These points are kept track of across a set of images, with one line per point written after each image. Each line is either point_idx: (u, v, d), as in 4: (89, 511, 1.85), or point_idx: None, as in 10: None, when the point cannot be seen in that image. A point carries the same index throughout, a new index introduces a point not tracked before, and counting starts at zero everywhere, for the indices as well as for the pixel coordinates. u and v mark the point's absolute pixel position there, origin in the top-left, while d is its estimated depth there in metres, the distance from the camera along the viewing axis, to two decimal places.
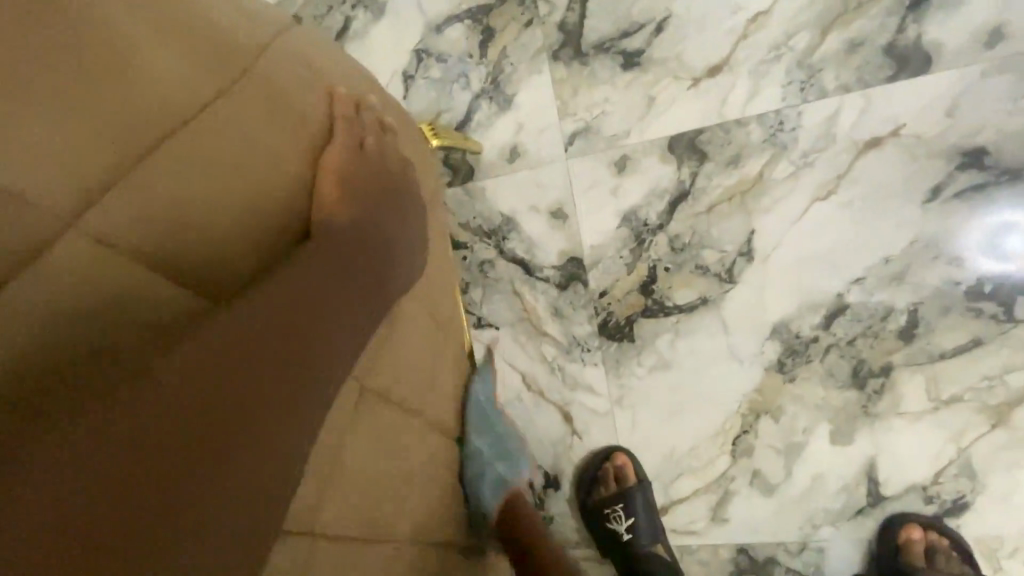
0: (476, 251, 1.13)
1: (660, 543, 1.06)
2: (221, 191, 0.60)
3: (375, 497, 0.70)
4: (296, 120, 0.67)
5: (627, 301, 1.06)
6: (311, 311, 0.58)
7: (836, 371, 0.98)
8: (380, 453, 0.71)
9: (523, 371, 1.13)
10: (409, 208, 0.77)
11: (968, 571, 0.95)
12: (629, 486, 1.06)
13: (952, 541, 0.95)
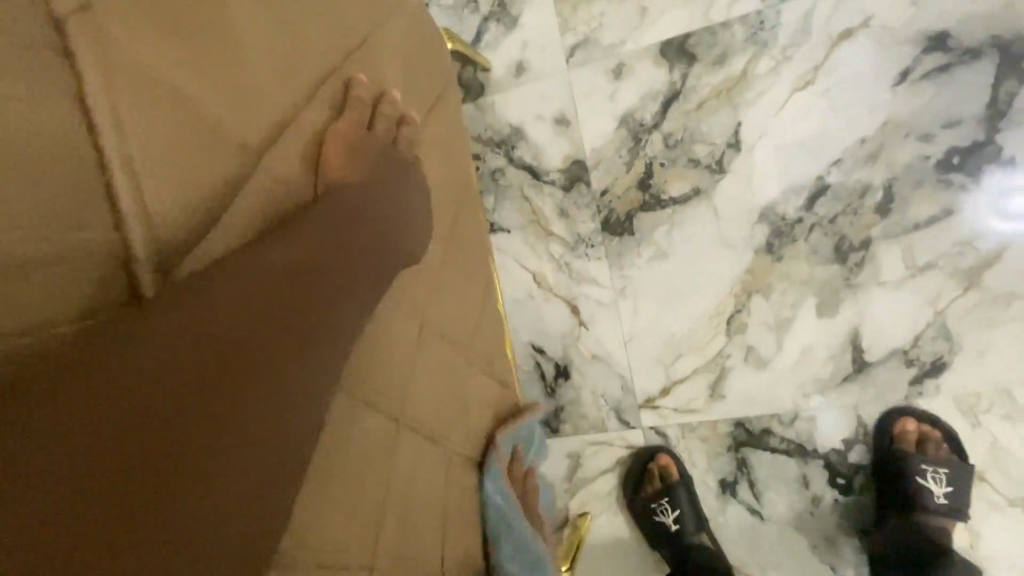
0: (488, 161, 1.24)
1: (704, 533, 1.17)
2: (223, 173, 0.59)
3: None
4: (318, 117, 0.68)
5: (626, 197, 1.17)
6: (355, 265, 0.62)
7: (820, 248, 1.07)
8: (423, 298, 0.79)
9: (533, 270, 1.24)
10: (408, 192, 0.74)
11: (955, 459, 1.04)
12: (673, 481, 1.18)
13: (942, 432, 1.04)
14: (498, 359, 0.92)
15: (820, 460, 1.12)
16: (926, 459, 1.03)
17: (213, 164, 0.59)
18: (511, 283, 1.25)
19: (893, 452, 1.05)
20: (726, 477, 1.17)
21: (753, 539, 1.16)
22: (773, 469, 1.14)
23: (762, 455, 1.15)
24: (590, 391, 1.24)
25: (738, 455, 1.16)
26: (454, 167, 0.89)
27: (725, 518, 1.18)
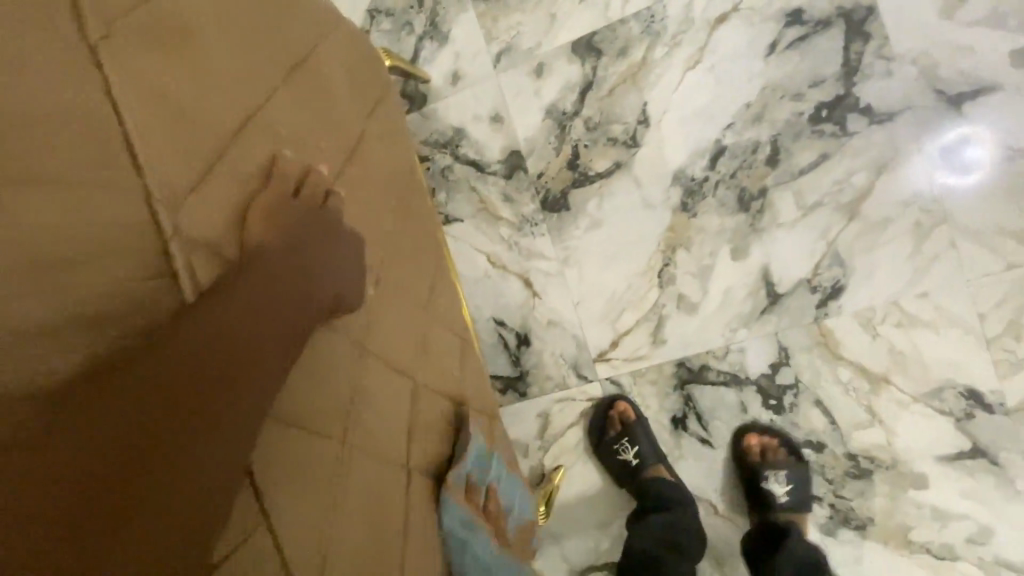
0: (437, 160, 1.40)
1: (661, 464, 1.30)
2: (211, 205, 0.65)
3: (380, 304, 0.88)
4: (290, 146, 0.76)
5: (559, 177, 1.33)
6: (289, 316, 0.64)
7: (726, 201, 1.24)
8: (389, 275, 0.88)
9: (488, 252, 1.39)
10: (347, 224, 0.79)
11: (792, 460, 1.25)
12: (630, 422, 1.31)
13: (778, 438, 1.25)
14: (456, 321, 1.06)
15: (753, 385, 1.27)
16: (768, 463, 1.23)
17: (205, 198, 0.64)
18: (469, 266, 1.40)
19: (743, 460, 1.26)
20: (677, 414, 1.32)
21: (707, 464, 1.31)
22: (714, 400, 1.29)
23: (704, 389, 1.30)
24: (550, 353, 1.38)
25: (684, 392, 1.31)
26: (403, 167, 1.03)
27: (681, 450, 1.32)
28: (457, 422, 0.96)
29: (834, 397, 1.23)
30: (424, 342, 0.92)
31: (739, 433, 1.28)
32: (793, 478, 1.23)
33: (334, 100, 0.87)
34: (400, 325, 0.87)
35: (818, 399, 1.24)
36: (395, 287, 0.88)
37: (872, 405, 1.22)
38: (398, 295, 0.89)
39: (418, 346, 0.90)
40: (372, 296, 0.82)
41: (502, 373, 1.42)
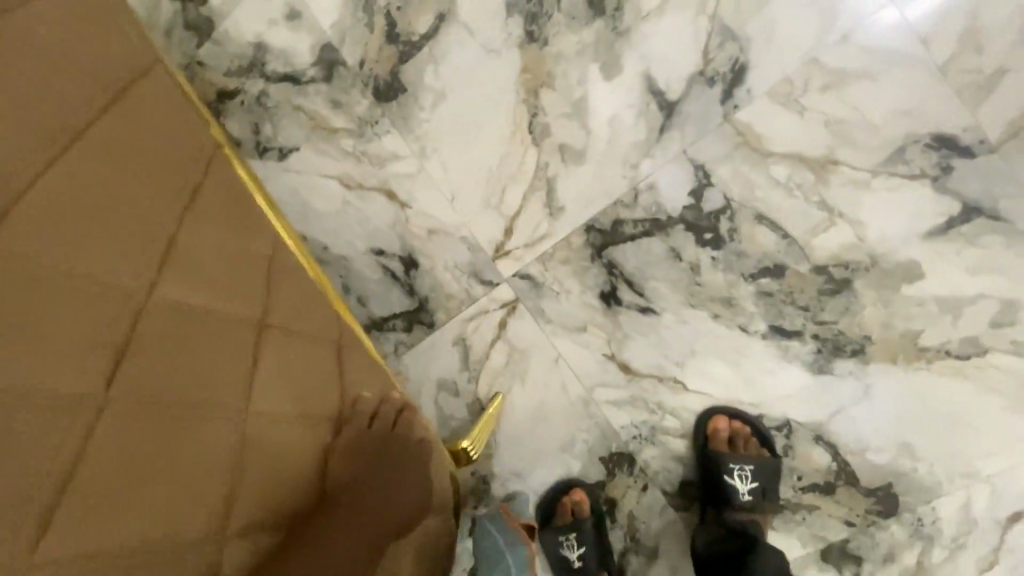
0: (248, 90, 1.16)
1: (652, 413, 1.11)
2: (276, 356, 0.70)
3: (308, 299, 0.82)
4: (222, 263, 0.70)
5: (383, 57, 1.10)
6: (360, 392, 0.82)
7: (576, 13, 1.01)
8: (297, 284, 0.83)
9: (338, 175, 1.14)
10: (291, 288, 0.81)
11: (767, 453, 1.05)
12: (582, 519, 1.11)
13: (753, 427, 1.05)
14: (263, 240, 0.81)
15: (680, 225, 1.03)
16: (739, 457, 1.03)
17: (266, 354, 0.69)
18: (321, 198, 1.15)
19: (708, 453, 1.06)
20: (604, 289, 1.08)
21: (657, 338, 1.07)
22: (641, 257, 1.05)
23: (626, 248, 1.06)
24: (444, 269, 1.13)
25: (605, 260, 1.07)
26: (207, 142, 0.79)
27: (623, 331, 1.09)
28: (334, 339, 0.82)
29: (779, 205, 0.98)
30: (264, 259, 0.79)
31: (709, 412, 1.07)
32: (760, 473, 1.04)
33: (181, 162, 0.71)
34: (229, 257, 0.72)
35: (761, 215, 0.99)
36: (214, 217, 0.73)
37: (826, 197, 0.96)
38: (215, 221, 0.73)
39: (250, 263, 0.76)
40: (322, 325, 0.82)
41: (400, 310, 1.15)
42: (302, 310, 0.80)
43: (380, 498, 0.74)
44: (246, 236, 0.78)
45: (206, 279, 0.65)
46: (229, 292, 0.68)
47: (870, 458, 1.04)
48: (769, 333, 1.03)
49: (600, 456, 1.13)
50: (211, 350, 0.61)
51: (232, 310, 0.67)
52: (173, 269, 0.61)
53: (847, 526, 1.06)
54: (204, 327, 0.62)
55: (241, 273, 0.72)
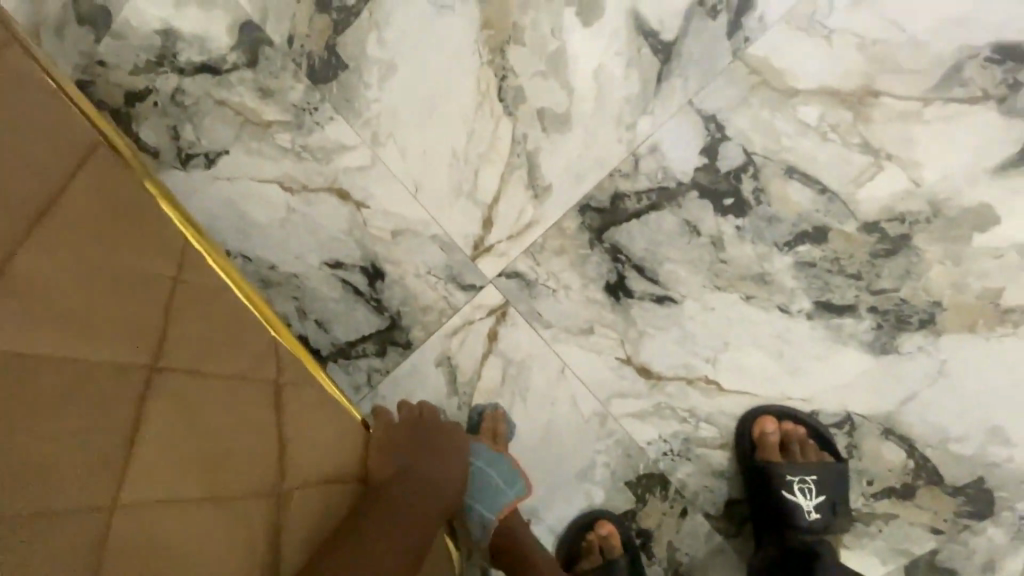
0: (161, 88, 0.95)
1: (683, 421, 0.91)
2: (217, 395, 0.56)
3: (231, 329, 0.61)
4: (128, 291, 0.53)
5: (317, 31, 0.93)
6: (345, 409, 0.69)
7: None
8: (221, 307, 0.61)
9: (277, 177, 0.94)
10: (213, 315, 0.60)
11: (828, 457, 0.86)
12: (613, 559, 0.92)
13: (807, 427, 0.86)
14: (161, 259, 0.58)
15: (694, 191, 0.84)
16: (795, 466, 0.85)
17: (203, 396, 0.55)
18: (260, 207, 0.94)
19: (757, 464, 0.86)
20: (610, 280, 0.89)
21: (681, 331, 0.89)
22: (650, 235, 0.87)
23: (631, 227, 0.87)
24: (415, 276, 0.94)
25: (608, 244, 0.88)
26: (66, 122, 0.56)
27: (638, 327, 0.90)
28: (272, 378, 0.62)
29: (812, 153, 0.80)
30: (167, 282, 0.57)
31: (754, 413, 0.88)
32: (825, 484, 0.84)
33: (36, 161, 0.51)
34: (95, 281, 0.51)
35: (792, 168, 0.81)
36: (86, 228, 0.52)
37: (868, 137, 0.79)
38: (80, 234, 0.52)
39: (140, 291, 0.54)
40: (260, 358, 0.62)
41: (369, 331, 0.95)
42: (222, 344, 0.59)
43: (405, 508, 0.66)
44: (153, 249, 0.58)
45: (44, 324, 0.47)
46: (130, 330, 0.52)
47: (952, 449, 0.85)
48: (816, 311, 0.84)
49: (626, 480, 0.94)
50: (55, 432, 0.45)
51: (96, 362, 0.49)
52: (32, 322, 0.46)
53: (933, 534, 0.87)
54: (40, 397, 0.45)
55: (118, 305, 0.52)
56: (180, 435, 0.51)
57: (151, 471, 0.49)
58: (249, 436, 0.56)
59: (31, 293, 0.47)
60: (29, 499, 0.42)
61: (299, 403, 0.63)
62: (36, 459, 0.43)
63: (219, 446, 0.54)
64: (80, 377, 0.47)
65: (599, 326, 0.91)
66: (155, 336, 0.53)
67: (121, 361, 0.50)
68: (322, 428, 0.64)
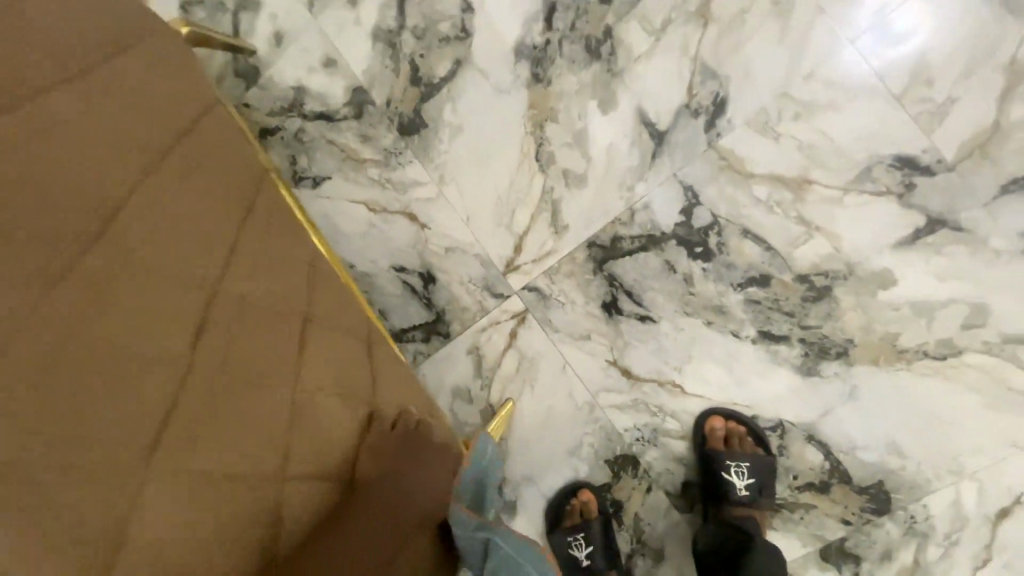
0: (288, 127, 1.30)
1: (654, 415, 1.18)
2: (330, 341, 0.82)
3: (341, 302, 0.93)
4: (287, 263, 0.83)
5: (407, 97, 1.26)
6: (407, 369, 0.99)
7: (576, 57, 1.16)
8: (334, 287, 0.93)
9: (365, 200, 1.27)
10: (332, 290, 0.92)
11: (761, 451, 1.12)
12: (590, 519, 1.18)
13: (747, 426, 1.12)
14: (308, 252, 0.92)
15: (673, 240, 1.14)
16: (736, 455, 1.10)
17: (328, 338, 0.82)
18: (349, 220, 1.27)
19: (707, 451, 1.12)
20: (606, 299, 1.18)
21: (656, 343, 1.16)
22: (639, 270, 1.16)
23: (625, 262, 1.16)
24: (458, 283, 1.24)
25: (606, 273, 1.18)
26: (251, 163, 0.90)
27: (624, 338, 1.18)
28: (364, 338, 0.92)
29: (761, 220, 1.09)
30: (307, 265, 0.89)
31: (706, 412, 1.15)
32: (757, 470, 1.10)
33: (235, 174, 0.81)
34: (262, 248, 0.79)
35: (745, 230, 1.10)
36: (136, 202, 0.57)
37: (803, 214, 1.07)
38: (253, 222, 0.80)
39: (291, 266, 0.84)
40: (359, 324, 0.94)
41: (419, 321, 1.25)
42: (338, 306, 0.91)
43: (389, 502, 0.70)
44: (299, 246, 0.90)
45: (227, 258, 0.68)
46: (291, 285, 0.80)
47: (859, 456, 1.10)
48: (759, 338, 1.11)
49: (605, 459, 1.21)
50: (223, 324, 0.62)
51: (127, 327, 0.50)
52: (213, 252, 0.66)
53: (843, 525, 1.11)
54: (228, 300, 0.64)
55: (283, 270, 0.81)
56: (295, 358, 0.72)
57: (262, 385, 0.64)
58: (344, 372, 0.80)
59: (218, 237, 0.68)
60: (197, 361, 0.56)
61: (383, 356, 0.94)
62: (214, 337, 0.60)
63: (325, 374, 0.76)
64: (255, 299, 0.69)
65: (594, 335, 1.19)
66: (300, 295, 0.81)
67: (283, 298, 0.76)
68: (397, 377, 0.93)
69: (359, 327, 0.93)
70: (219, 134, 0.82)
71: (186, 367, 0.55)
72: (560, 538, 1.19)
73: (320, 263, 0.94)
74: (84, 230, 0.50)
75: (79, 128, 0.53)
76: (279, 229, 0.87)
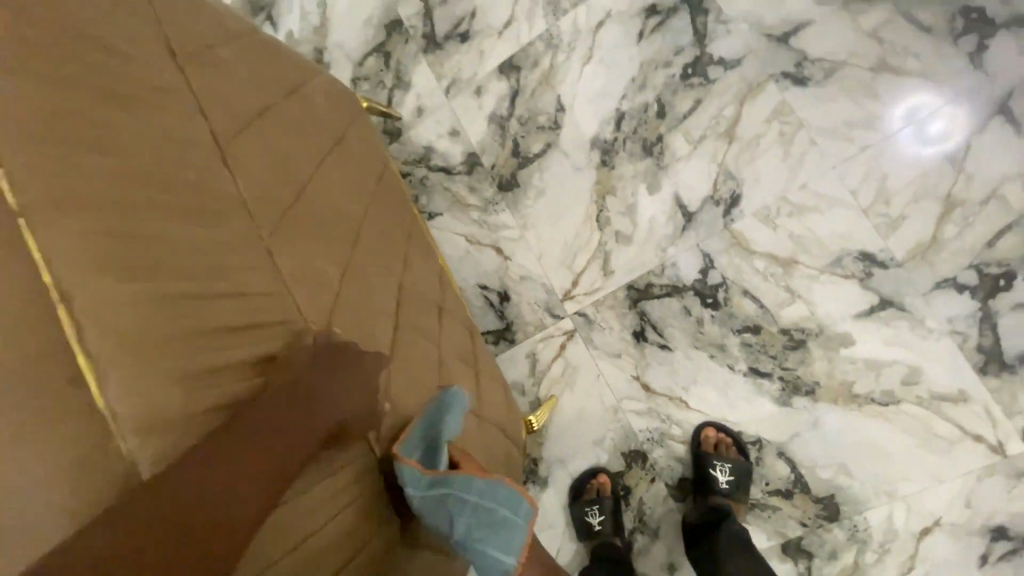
0: (416, 173, 1.80)
1: (663, 422, 1.55)
2: (444, 325, 1.20)
3: (458, 309, 1.33)
4: (423, 271, 1.25)
5: (507, 164, 1.73)
6: (494, 367, 1.35)
7: (635, 152, 1.60)
8: (452, 297, 1.34)
9: (465, 233, 1.74)
10: (451, 300, 1.32)
11: (742, 458, 1.46)
12: (605, 494, 1.53)
13: (732, 437, 1.48)
14: (439, 270, 1.36)
15: (691, 291, 1.54)
16: (721, 456, 1.45)
17: (447, 326, 1.22)
18: (452, 246, 1.74)
19: (699, 452, 1.48)
20: (636, 329, 1.58)
21: (670, 366, 1.55)
22: (663, 310, 1.56)
23: (654, 302, 1.57)
24: (527, 303, 1.67)
25: (638, 309, 1.58)
26: (405, 207, 1.37)
27: (646, 359, 1.57)
28: (470, 336, 1.31)
29: (758, 285, 1.48)
30: (437, 278, 1.31)
31: (702, 423, 1.51)
32: (737, 471, 1.44)
33: (390, 210, 1.28)
34: (404, 254, 1.21)
35: (745, 290, 1.49)
36: (309, 196, 0.97)
37: (789, 285, 1.46)
38: (398, 237, 1.23)
39: (426, 274, 1.26)
40: (468, 326, 1.33)
41: (493, 327, 1.69)
42: (457, 312, 1.32)
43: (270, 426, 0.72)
44: (433, 266, 1.33)
45: (373, 247, 1.09)
46: (426, 286, 1.22)
47: (818, 473, 1.43)
48: (749, 372, 1.49)
49: (621, 451, 1.57)
50: (364, 277, 1.00)
51: (287, 249, 0.87)
52: (360, 238, 1.06)
53: (801, 526, 1.43)
54: (370, 267, 1.04)
55: (419, 275, 1.23)
56: (412, 317, 1.09)
57: (387, 320, 1.00)
58: (448, 346, 1.17)
59: (366, 233, 1.09)
60: (344, 287, 0.93)
61: (481, 352, 1.32)
62: (356, 278, 0.98)
63: (432, 339, 1.12)
64: (392, 278, 1.10)
65: (624, 355, 1.59)
66: (431, 294, 1.23)
67: (415, 287, 1.17)
68: (489, 369, 1.31)
69: (465, 327, 1.31)
70: (386, 189, 1.32)
71: (334, 286, 0.91)
72: (579, 507, 1.53)
73: (445, 281, 1.36)
74: (274, 197, 0.89)
75: (285, 152, 0.97)
76: (418, 250, 1.30)
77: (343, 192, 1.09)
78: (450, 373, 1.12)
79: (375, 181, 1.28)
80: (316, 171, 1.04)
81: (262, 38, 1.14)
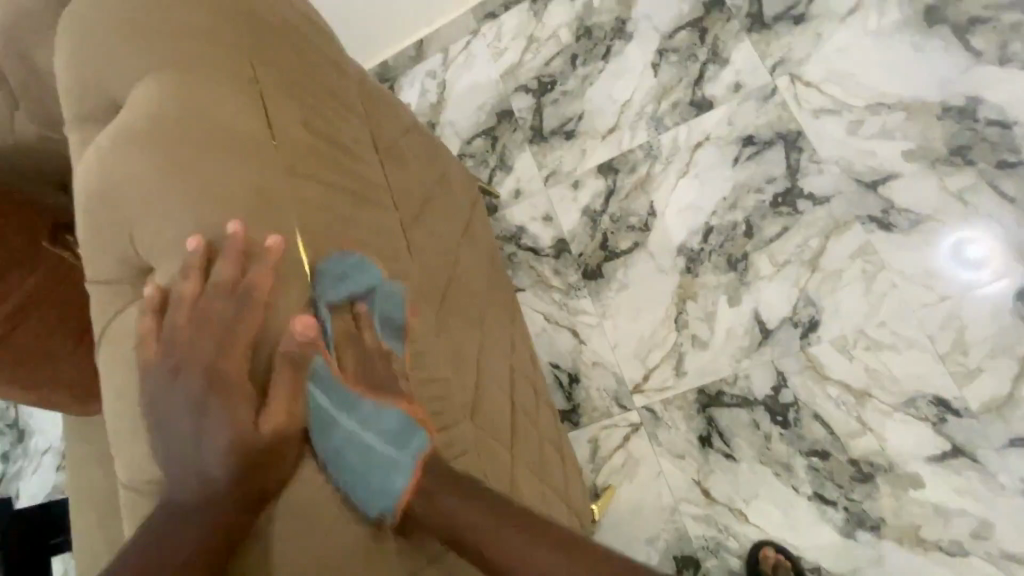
0: (505, 250, 1.94)
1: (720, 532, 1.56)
2: (544, 418, 1.27)
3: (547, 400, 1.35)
4: (528, 361, 1.35)
5: (594, 254, 1.85)
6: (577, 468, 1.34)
7: (720, 265, 1.71)
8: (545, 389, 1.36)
9: (544, 312, 1.85)
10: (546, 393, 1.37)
11: None
12: None
13: (789, 559, 1.46)
14: (532, 356, 1.40)
15: (762, 406, 1.59)
16: None
17: (545, 419, 1.28)
18: (531, 323, 1.85)
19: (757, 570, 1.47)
20: (702, 433, 1.62)
21: (733, 476, 1.57)
22: (732, 420, 1.60)
23: (722, 410, 1.62)
24: (596, 390, 1.74)
25: (707, 415, 1.63)
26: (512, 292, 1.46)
27: (710, 466, 1.60)
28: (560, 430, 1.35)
29: (830, 412, 1.53)
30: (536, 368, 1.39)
31: (760, 540, 1.52)
32: None
33: (507, 298, 1.40)
34: (516, 345, 1.31)
35: (816, 414, 1.54)
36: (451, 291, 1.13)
37: (861, 416, 1.51)
38: (512, 325, 1.34)
39: (531, 364, 1.36)
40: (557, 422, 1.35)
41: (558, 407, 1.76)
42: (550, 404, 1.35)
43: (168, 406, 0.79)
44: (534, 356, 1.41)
45: (495, 338, 1.21)
46: (530, 377, 1.30)
47: None
48: (813, 497, 1.50)
49: (673, 554, 1.57)
50: (489, 368, 1.12)
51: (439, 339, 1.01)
52: (486, 330, 1.19)
53: None
54: (493, 357, 1.16)
55: (526, 364, 1.31)
56: (522, 410, 1.17)
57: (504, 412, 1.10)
58: (547, 441, 1.23)
59: (490, 323, 1.22)
60: (474, 377, 1.06)
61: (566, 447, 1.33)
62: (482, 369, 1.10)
63: (537, 433, 1.19)
64: (508, 369, 1.20)
65: (688, 457, 1.62)
66: (534, 384, 1.31)
67: (524, 379, 1.26)
68: (572, 468, 1.30)
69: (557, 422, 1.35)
70: (504, 278, 1.45)
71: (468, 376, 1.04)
72: None
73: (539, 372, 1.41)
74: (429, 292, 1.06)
75: (437, 249, 1.15)
76: (525, 339, 1.40)
77: (476, 285, 1.24)
78: (550, 470, 1.17)
79: (497, 271, 1.41)
80: (457, 266, 1.20)
81: (435, 143, 1.37)
